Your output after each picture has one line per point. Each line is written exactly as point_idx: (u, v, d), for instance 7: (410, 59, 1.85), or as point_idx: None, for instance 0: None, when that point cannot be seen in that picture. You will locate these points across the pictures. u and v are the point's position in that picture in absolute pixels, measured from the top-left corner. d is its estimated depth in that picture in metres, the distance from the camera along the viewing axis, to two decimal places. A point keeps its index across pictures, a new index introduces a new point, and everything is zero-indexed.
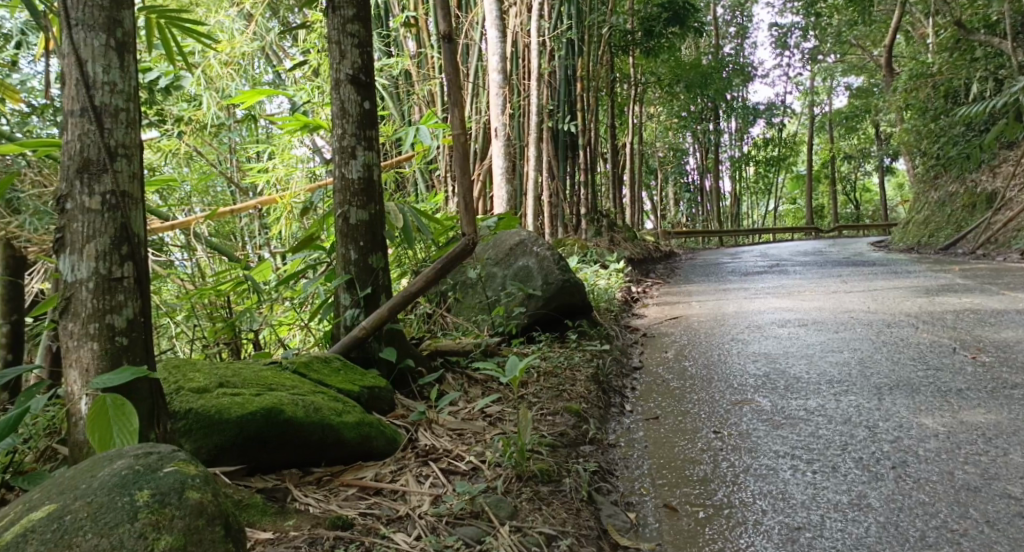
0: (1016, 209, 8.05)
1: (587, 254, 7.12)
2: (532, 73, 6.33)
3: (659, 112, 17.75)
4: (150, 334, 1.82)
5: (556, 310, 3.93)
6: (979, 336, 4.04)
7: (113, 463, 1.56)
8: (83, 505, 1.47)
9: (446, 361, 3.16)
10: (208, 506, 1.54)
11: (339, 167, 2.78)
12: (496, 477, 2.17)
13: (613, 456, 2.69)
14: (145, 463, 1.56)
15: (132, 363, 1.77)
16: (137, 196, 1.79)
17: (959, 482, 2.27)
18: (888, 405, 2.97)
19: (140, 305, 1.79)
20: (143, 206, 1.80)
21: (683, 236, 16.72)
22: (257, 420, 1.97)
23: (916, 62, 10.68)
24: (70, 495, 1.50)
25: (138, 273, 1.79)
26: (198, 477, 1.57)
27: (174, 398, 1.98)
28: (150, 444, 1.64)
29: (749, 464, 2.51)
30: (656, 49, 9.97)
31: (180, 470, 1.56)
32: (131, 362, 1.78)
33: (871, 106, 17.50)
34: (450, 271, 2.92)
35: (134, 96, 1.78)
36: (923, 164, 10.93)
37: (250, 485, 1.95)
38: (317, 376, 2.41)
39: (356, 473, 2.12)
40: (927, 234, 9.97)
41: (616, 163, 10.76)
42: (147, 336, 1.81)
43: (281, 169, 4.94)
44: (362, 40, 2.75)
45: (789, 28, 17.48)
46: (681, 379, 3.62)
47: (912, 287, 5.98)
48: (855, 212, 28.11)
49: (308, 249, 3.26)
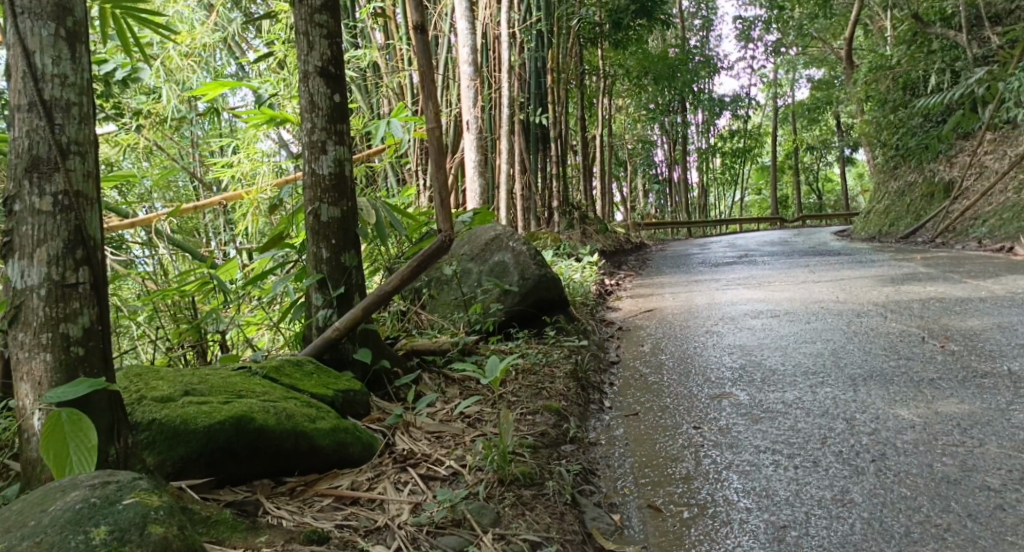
0: (972, 198, 8.16)
1: (560, 248, 7.08)
2: (502, 66, 6.26)
3: (627, 104, 17.73)
4: (109, 343, 1.72)
5: (532, 306, 3.89)
6: (945, 324, 4.06)
7: (67, 495, 1.46)
8: (31, 545, 1.37)
9: (422, 362, 3.08)
10: (174, 541, 1.45)
11: (309, 162, 2.68)
12: (477, 482, 2.11)
13: (594, 455, 2.64)
14: (102, 494, 1.46)
15: (89, 375, 1.67)
16: (93, 196, 1.68)
17: (938, 475, 2.26)
18: (863, 397, 2.96)
19: (98, 312, 1.69)
20: (100, 206, 1.70)
21: (652, 228, 16.77)
22: (227, 429, 1.87)
23: (877, 54, 10.79)
24: (18, 534, 1.39)
25: (96, 278, 1.69)
26: (161, 509, 1.47)
27: (135, 408, 1.87)
28: (109, 471, 1.54)
29: (731, 460, 2.47)
30: (623, 41, 9.94)
31: (141, 503, 1.46)
32: (89, 374, 1.68)
33: (831, 97, 17.66)
34: (426, 268, 2.84)
35: (88, 89, 1.68)
36: (883, 155, 11.06)
37: (219, 497, 1.86)
38: (290, 381, 2.32)
39: (331, 482, 2.04)
40: (888, 223, 10.09)
41: (586, 155, 10.73)
42: (106, 345, 1.71)
43: (246, 164, 4.78)
44: (331, 31, 2.66)
45: (752, 21, 17.53)
46: (658, 373, 3.59)
47: (877, 276, 6.02)
48: (819, 202, 28.46)
49: (278, 247, 3.16)
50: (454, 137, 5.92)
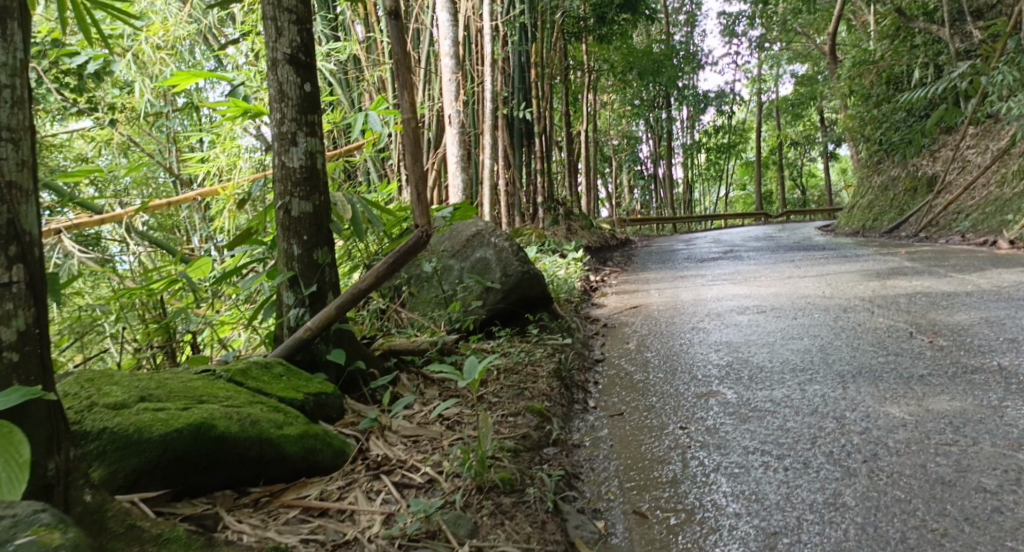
0: (955, 192, 8.14)
1: (544, 244, 6.98)
2: (485, 59, 6.14)
3: (612, 100, 17.64)
4: (48, 350, 1.54)
5: (515, 304, 3.79)
6: (933, 319, 3.99)
7: None
8: None
9: (400, 362, 2.97)
10: None
11: (279, 154, 2.57)
12: (454, 490, 2.00)
13: (578, 458, 2.54)
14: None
15: (24, 384, 1.50)
16: (28, 187, 1.51)
17: (933, 476, 2.17)
18: (853, 394, 2.88)
19: (35, 315, 1.51)
20: (36, 198, 1.52)
21: (638, 224, 16.72)
22: (184, 438, 1.76)
23: (860, 49, 10.76)
24: None
25: (33, 277, 1.51)
26: (61, 548, 1.31)
27: (85, 417, 1.75)
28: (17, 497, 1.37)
29: (720, 462, 2.38)
30: (608, 35, 9.83)
31: (38, 542, 1.29)
32: (25, 382, 1.50)
33: (814, 93, 17.65)
34: (402, 265, 2.72)
35: (20, 69, 1.51)
36: (867, 150, 11.02)
37: (176, 511, 1.74)
38: (256, 385, 2.20)
39: (299, 492, 1.93)
40: (872, 218, 10.06)
41: (571, 151, 10.64)
42: (45, 352, 1.53)
43: (222, 159, 4.65)
44: (301, 17, 2.54)
45: (736, 16, 17.42)
46: (644, 371, 3.50)
47: (862, 271, 5.96)
48: (802, 197, 28.48)
49: (247, 243, 3.03)
50: (437, 131, 5.79)
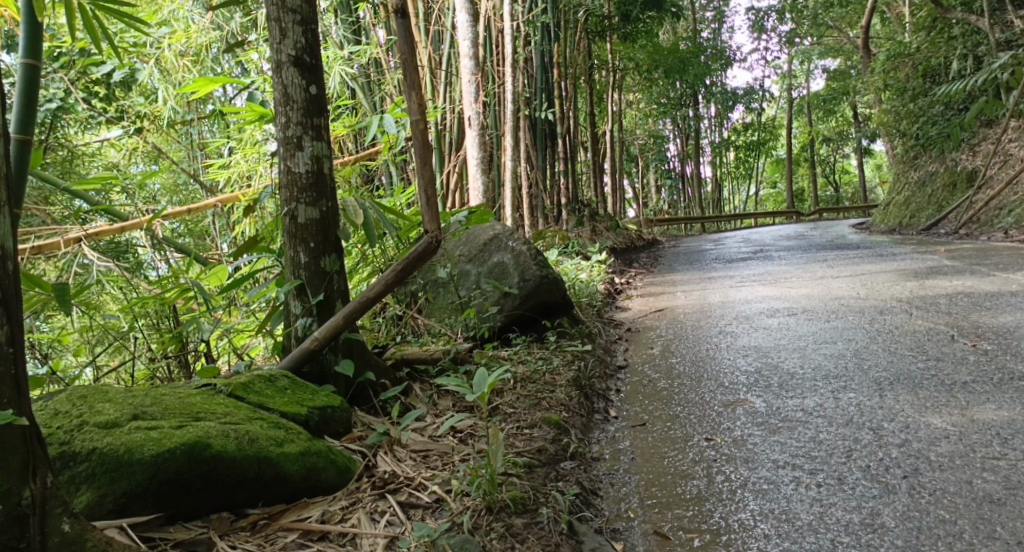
0: (997, 186, 7.86)
1: (568, 246, 6.88)
2: (506, 60, 6.04)
3: (638, 99, 17.47)
4: (21, 369, 1.45)
5: (534, 309, 3.68)
6: (976, 321, 3.81)
7: None
8: None
9: (412, 372, 2.89)
10: None
11: (284, 160, 2.49)
12: (462, 511, 1.93)
13: (597, 472, 2.43)
14: None
15: None
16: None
17: (980, 494, 2.03)
18: (890, 403, 2.73)
19: (8, 332, 1.42)
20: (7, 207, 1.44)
21: (664, 225, 16.49)
22: (176, 458, 1.71)
23: (895, 41, 10.47)
24: None
25: (5, 293, 1.43)
26: None
27: (75, 437, 1.72)
28: None
29: (747, 478, 2.25)
30: (634, 33, 9.67)
31: None
32: None
33: (847, 88, 17.29)
34: (411, 273, 2.62)
35: None
36: (903, 145, 10.72)
37: (167, 537, 1.70)
38: (258, 399, 2.14)
39: (299, 514, 1.87)
40: (908, 215, 9.80)
41: (596, 152, 10.52)
42: (18, 371, 1.44)
43: (243, 164, 4.59)
44: (306, 17, 2.46)
45: (765, 11, 17.14)
46: (669, 379, 3.37)
47: (899, 270, 5.76)
48: (835, 194, 27.97)
49: (257, 251, 2.96)
50: (458, 133, 5.69)
